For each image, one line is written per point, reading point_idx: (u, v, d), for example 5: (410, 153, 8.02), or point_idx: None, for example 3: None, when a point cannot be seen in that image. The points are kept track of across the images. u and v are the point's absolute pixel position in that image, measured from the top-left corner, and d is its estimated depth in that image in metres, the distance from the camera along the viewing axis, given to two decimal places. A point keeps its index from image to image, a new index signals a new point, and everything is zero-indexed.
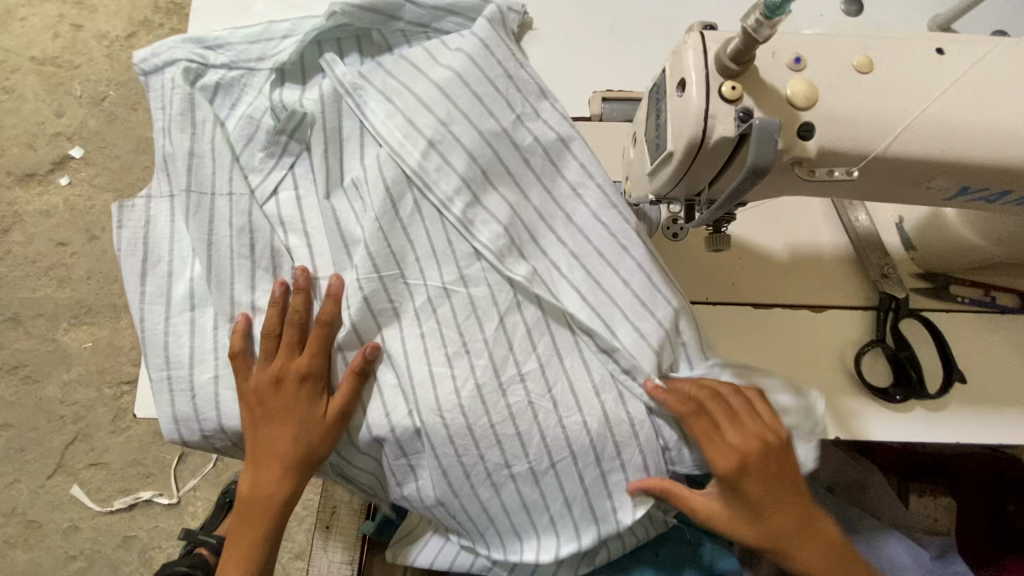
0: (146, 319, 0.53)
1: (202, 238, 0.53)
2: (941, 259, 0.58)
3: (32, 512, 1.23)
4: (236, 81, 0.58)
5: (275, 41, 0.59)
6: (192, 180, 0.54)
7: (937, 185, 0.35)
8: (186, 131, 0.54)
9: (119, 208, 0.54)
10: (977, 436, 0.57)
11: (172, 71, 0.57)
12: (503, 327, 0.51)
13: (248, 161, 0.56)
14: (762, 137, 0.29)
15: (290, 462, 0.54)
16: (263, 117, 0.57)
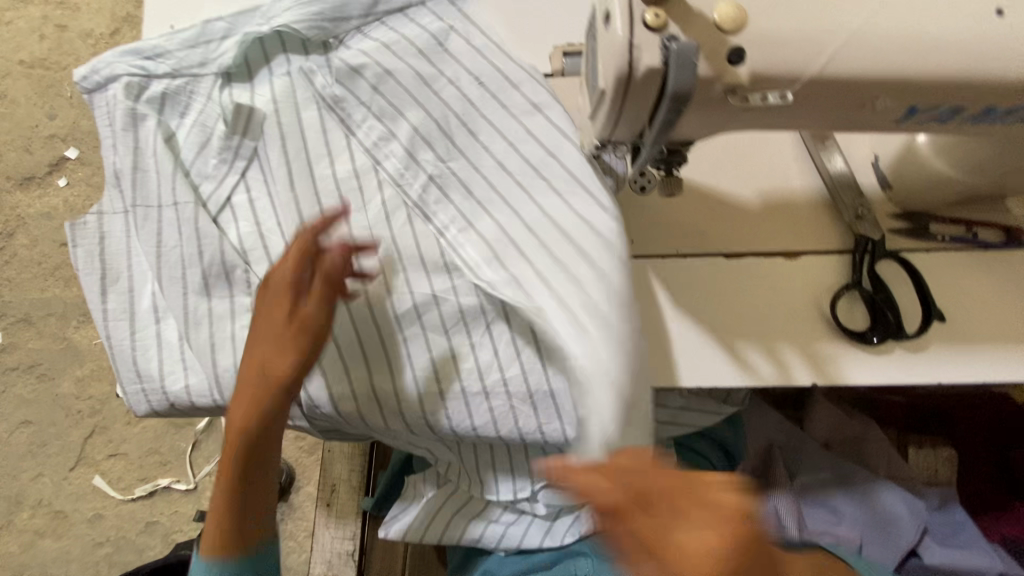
0: (115, 335, 0.56)
1: (153, 250, 0.56)
2: (916, 196, 0.56)
3: (58, 504, 1.27)
4: (182, 89, 0.59)
5: (214, 43, 0.59)
6: (140, 196, 0.56)
7: (881, 106, 0.34)
8: (130, 145, 0.57)
9: (72, 228, 0.57)
10: (960, 375, 0.56)
11: (114, 87, 0.58)
12: (490, 335, 0.55)
13: (200, 169, 0.58)
14: (682, 62, 0.30)
15: (269, 380, 0.51)
16: (215, 124, 0.58)
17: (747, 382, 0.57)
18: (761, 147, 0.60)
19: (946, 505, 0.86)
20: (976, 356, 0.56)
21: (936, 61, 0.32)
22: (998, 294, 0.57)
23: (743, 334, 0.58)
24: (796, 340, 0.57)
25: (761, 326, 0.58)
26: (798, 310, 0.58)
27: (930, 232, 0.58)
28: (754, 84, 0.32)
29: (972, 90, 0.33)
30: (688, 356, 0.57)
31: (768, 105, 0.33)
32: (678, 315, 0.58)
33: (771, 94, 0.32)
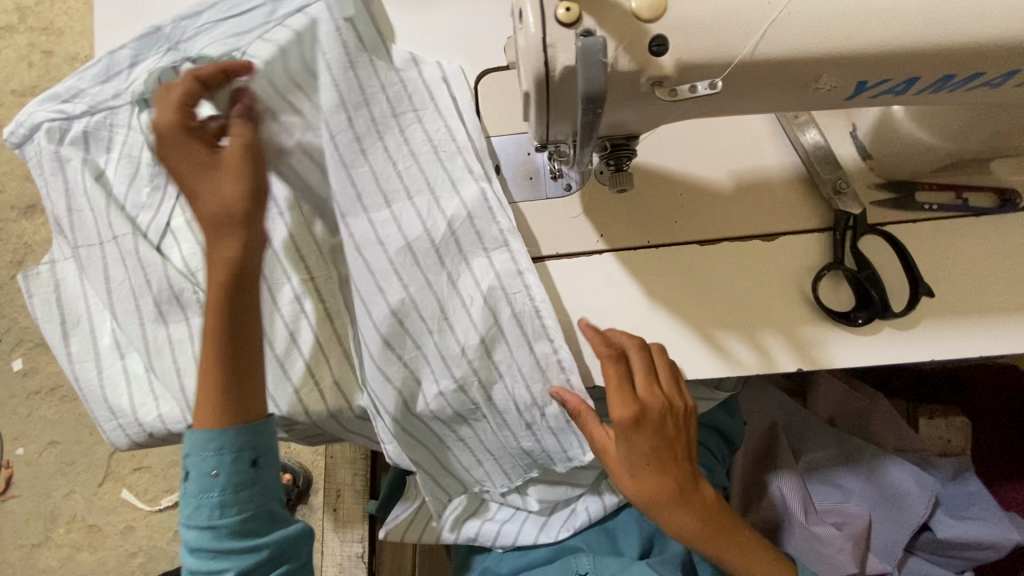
0: (82, 375, 0.57)
1: (101, 289, 0.56)
2: (897, 165, 0.53)
3: (90, 518, 1.32)
4: (103, 124, 0.57)
5: (123, 72, 0.56)
6: (80, 237, 0.56)
7: (826, 85, 0.31)
8: (61, 187, 0.56)
9: (24, 280, 0.57)
10: (952, 350, 0.53)
11: (37, 134, 0.56)
12: (444, 334, 0.53)
13: (136, 199, 0.58)
14: (589, 59, 0.27)
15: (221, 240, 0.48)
16: (142, 151, 0.58)
17: (728, 371, 0.55)
18: (731, 125, 0.57)
19: (957, 476, 0.84)
20: (969, 329, 0.53)
21: (880, 32, 0.29)
22: (992, 262, 0.54)
23: (719, 323, 0.55)
24: (777, 325, 0.55)
25: (740, 314, 0.55)
26: (778, 294, 0.55)
27: (915, 201, 0.54)
28: (681, 74, 0.30)
29: (923, 60, 0.30)
30: (664, 349, 0.55)
31: (697, 96, 0.31)
32: (653, 309, 0.56)
33: (699, 84, 0.30)
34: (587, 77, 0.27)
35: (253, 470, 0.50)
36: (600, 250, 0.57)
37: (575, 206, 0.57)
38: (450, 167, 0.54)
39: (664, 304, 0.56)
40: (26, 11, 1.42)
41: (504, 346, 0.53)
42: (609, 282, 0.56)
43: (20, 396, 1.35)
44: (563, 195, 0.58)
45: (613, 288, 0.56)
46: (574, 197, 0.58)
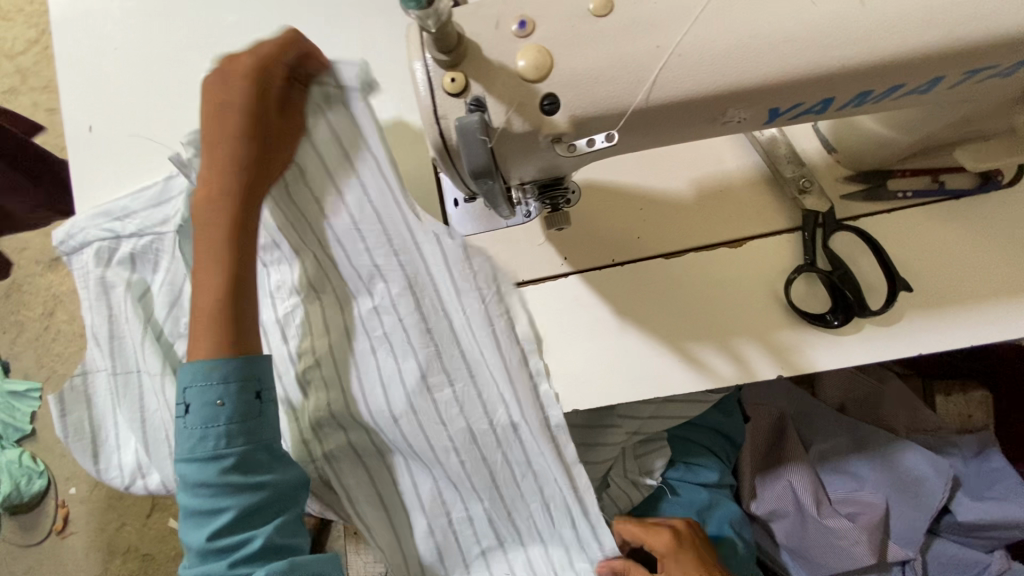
0: (111, 483, 0.64)
1: (136, 417, 0.63)
2: (863, 157, 0.50)
3: (144, 548, 1.40)
4: (149, 247, 0.63)
5: (176, 200, 0.62)
6: (119, 363, 0.63)
7: (734, 117, 0.30)
8: (105, 312, 0.63)
9: (58, 397, 0.62)
10: (940, 343, 0.51)
11: (87, 252, 0.62)
12: (490, 472, 0.59)
13: (173, 326, 0.64)
14: (468, 139, 0.26)
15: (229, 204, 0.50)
16: (187, 281, 0.63)
17: (706, 385, 0.54)
18: None
19: (982, 452, 0.81)
20: (955, 319, 0.51)
21: (775, 62, 0.28)
22: (976, 246, 0.51)
23: (691, 338, 0.54)
24: (753, 332, 0.54)
25: (711, 327, 0.54)
26: (752, 301, 0.54)
27: (888, 189, 0.52)
28: (577, 129, 0.29)
29: (832, 80, 0.29)
30: (637, 370, 0.55)
31: (597, 149, 0.30)
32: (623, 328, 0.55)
33: (596, 138, 0.30)
34: (471, 154, 0.27)
35: (258, 402, 0.52)
36: (564, 272, 0.56)
37: (535, 233, 0.57)
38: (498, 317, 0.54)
39: (633, 323, 0.55)
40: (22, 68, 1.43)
41: (535, 479, 0.59)
42: (576, 305, 0.56)
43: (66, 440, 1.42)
44: (523, 221, 0.56)
45: (581, 311, 0.56)
46: (534, 224, 0.57)
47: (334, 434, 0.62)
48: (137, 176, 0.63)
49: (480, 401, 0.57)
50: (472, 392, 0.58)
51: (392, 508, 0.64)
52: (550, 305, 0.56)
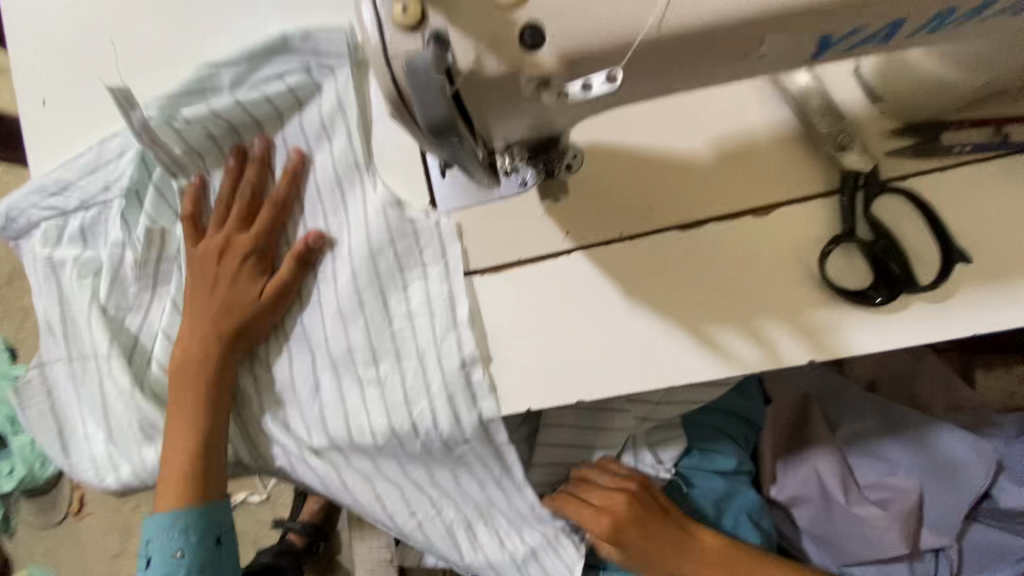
0: (83, 479, 0.59)
1: (97, 405, 0.58)
2: (914, 103, 0.43)
3: None
4: (97, 219, 0.57)
5: (113, 162, 0.55)
6: (75, 348, 0.58)
7: (773, 53, 0.24)
8: (55, 294, 0.57)
9: (18, 390, 0.59)
10: (1000, 322, 0.44)
11: (35, 234, 0.58)
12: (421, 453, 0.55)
13: (122, 299, 0.58)
14: (420, 84, 0.21)
15: (208, 373, 0.55)
16: (125, 249, 0.57)
17: (727, 372, 0.48)
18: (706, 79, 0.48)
19: None
20: (1018, 295, 0.44)
21: None
22: None
23: (711, 320, 0.48)
24: (782, 312, 0.47)
25: (732, 307, 0.48)
26: (781, 277, 0.47)
27: (941, 144, 0.44)
28: (569, 69, 0.23)
29: None
30: (648, 357, 0.49)
31: (596, 96, 0.23)
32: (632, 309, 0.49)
33: (594, 79, 0.23)
34: (425, 103, 0.22)
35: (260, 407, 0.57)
36: (566, 249, 0.50)
37: (533, 205, 0.50)
38: (443, 286, 0.51)
39: (646, 305, 0.49)
40: None
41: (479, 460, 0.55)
42: (576, 285, 0.50)
43: None
44: (518, 191, 0.50)
45: (585, 293, 0.50)
46: (531, 195, 0.50)
47: (254, 412, 0.57)
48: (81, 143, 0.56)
49: (404, 386, 0.52)
50: (394, 375, 0.52)
51: (332, 493, 0.59)
52: (536, 283, 0.50)
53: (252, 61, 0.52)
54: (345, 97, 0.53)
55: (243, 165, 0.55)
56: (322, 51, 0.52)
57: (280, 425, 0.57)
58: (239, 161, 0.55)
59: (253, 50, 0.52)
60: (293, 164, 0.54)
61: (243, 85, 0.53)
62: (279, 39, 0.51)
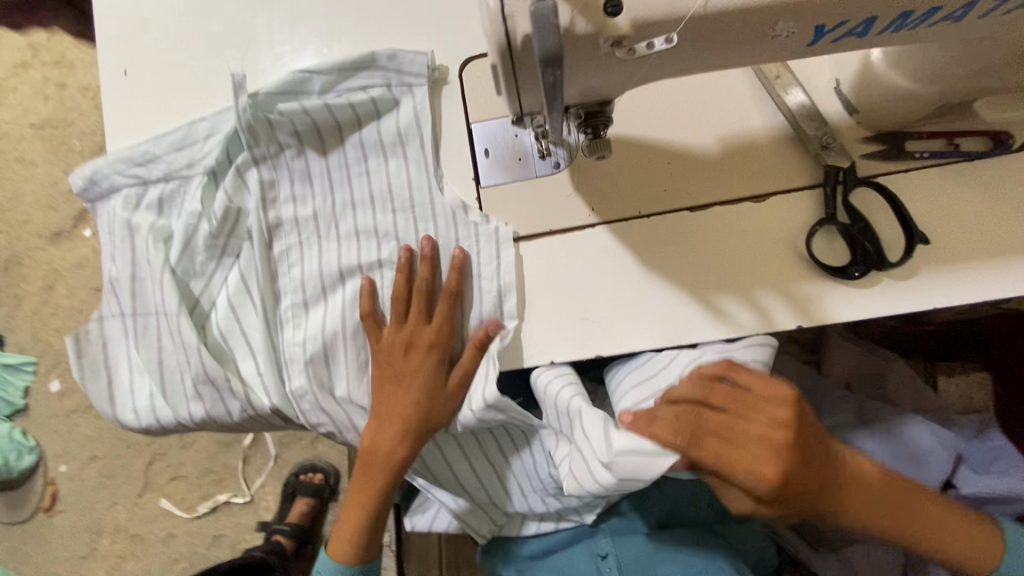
0: (128, 425, 0.63)
1: (152, 359, 0.61)
2: (882, 118, 0.52)
3: (134, 527, 1.42)
4: (176, 192, 0.62)
5: (199, 144, 0.61)
6: (138, 306, 0.61)
7: (783, 32, 0.32)
8: (128, 255, 0.61)
9: (77, 339, 0.62)
10: (953, 296, 0.53)
11: (114, 198, 0.62)
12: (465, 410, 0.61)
13: (189, 266, 0.62)
14: (540, 25, 0.28)
15: (410, 424, 0.59)
16: (198, 221, 0.61)
17: (726, 334, 0.55)
18: (710, 89, 0.57)
19: (981, 432, 0.83)
20: (967, 274, 0.53)
21: None
22: (989, 206, 0.53)
23: (714, 288, 0.56)
24: (775, 284, 0.55)
25: (732, 277, 0.56)
26: (774, 254, 0.55)
27: (905, 150, 0.54)
28: (637, 33, 0.31)
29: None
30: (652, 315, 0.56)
31: (656, 53, 0.32)
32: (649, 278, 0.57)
33: (655, 41, 0.31)
34: (541, 41, 0.29)
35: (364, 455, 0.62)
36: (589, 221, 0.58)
37: (565, 184, 0.58)
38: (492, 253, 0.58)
39: (659, 274, 0.57)
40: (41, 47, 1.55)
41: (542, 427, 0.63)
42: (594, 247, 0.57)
43: (60, 415, 1.46)
44: (552, 173, 0.58)
45: (602, 259, 0.57)
46: (563, 175, 0.58)
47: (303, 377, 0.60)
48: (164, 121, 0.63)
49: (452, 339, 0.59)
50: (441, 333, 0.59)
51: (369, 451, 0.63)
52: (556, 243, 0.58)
53: (342, 73, 0.59)
54: (421, 112, 0.59)
55: (319, 161, 0.61)
56: (405, 71, 0.59)
57: (319, 392, 0.60)
58: (316, 158, 0.61)
59: (345, 64, 0.59)
60: (365, 164, 0.60)
61: (331, 92, 0.60)
62: (371, 58, 0.59)
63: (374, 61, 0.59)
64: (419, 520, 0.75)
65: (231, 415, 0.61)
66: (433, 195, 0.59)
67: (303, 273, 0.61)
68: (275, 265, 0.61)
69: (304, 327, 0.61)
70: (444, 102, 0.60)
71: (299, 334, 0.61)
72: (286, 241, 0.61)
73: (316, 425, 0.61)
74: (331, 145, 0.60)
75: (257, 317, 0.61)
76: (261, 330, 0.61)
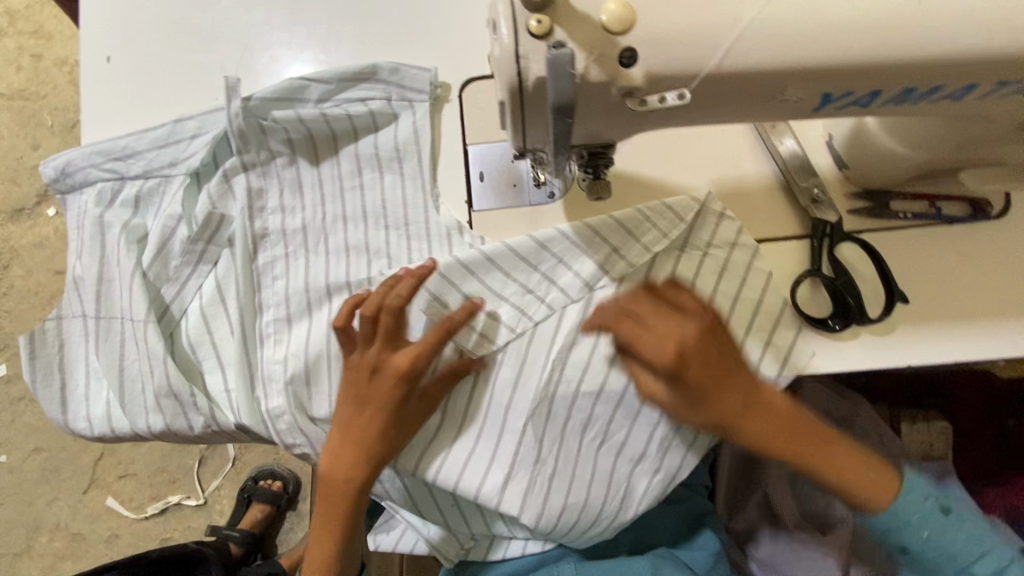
0: (81, 433, 0.59)
1: (114, 365, 0.57)
2: (872, 177, 0.53)
3: (74, 526, 1.35)
4: (155, 191, 0.60)
5: (184, 143, 0.58)
6: (104, 308, 0.58)
7: (793, 97, 0.32)
8: (97, 254, 0.58)
9: (30, 338, 0.57)
10: (928, 357, 0.54)
11: (88, 191, 0.59)
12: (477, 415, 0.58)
13: (161, 270, 0.59)
14: (557, 72, 0.28)
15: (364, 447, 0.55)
16: (177, 225, 0.59)
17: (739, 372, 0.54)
18: (707, 132, 0.58)
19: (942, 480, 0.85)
20: (944, 334, 0.54)
21: (843, 44, 0.30)
22: (965, 269, 0.55)
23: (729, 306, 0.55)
24: (756, 331, 0.55)
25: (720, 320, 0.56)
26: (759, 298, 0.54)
27: (890, 209, 0.55)
28: (652, 85, 0.31)
29: (890, 72, 0.31)
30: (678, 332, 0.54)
31: (668, 107, 0.31)
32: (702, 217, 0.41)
33: (669, 95, 0.31)
34: (556, 88, 0.29)
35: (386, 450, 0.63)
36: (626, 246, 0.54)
37: (557, 213, 0.57)
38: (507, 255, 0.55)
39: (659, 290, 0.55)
40: (17, 15, 1.50)
41: None
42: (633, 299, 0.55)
43: (4, 402, 1.39)
44: (546, 202, 0.58)
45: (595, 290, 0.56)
46: (557, 206, 0.57)
47: (278, 396, 0.57)
48: (148, 115, 0.60)
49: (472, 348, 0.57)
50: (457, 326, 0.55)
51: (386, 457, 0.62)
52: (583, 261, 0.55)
53: (342, 83, 0.58)
54: (421, 129, 0.58)
55: (310, 171, 0.59)
56: (406, 86, 0.58)
57: (297, 410, 0.57)
58: (307, 168, 0.59)
59: (345, 75, 0.58)
60: (358, 178, 0.59)
61: (329, 101, 0.58)
62: (372, 71, 0.58)
63: (374, 74, 0.58)
64: (381, 540, 0.72)
65: (194, 430, 0.58)
66: (428, 217, 0.58)
67: (287, 286, 0.58)
68: (257, 277, 0.58)
69: (287, 349, 0.57)
70: (445, 121, 0.59)
71: (278, 349, 0.57)
72: (272, 252, 0.59)
73: (291, 446, 0.58)
74: (324, 155, 0.59)
75: (235, 321, 0.59)
76: (237, 346, 0.58)
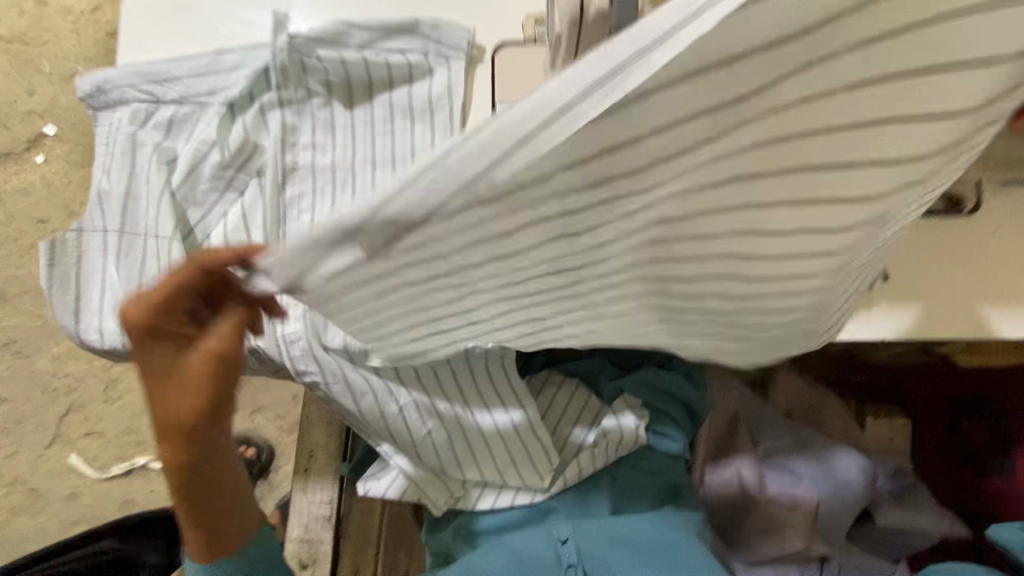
0: (90, 345, 0.59)
1: (132, 278, 0.58)
2: None
3: (33, 481, 1.31)
4: (189, 117, 0.61)
5: (223, 74, 0.61)
6: (127, 223, 0.59)
7: None
8: (126, 170, 0.59)
9: (51, 245, 0.58)
10: (899, 332, 0.59)
11: (121, 110, 0.60)
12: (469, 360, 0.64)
13: (189, 194, 0.61)
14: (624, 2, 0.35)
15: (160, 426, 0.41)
16: (209, 151, 0.60)
17: None
18: None
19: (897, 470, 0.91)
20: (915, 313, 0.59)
21: None
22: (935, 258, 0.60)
23: None
24: None
25: None
26: None
27: None
28: None
29: None
30: None
31: None
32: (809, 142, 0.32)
33: None
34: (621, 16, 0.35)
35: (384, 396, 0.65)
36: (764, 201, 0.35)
37: None
38: None
39: None
40: None
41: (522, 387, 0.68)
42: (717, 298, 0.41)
43: None
44: None
45: None
46: None
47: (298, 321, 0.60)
48: (188, 45, 0.62)
49: None
50: None
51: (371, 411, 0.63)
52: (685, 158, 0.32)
53: (383, 33, 0.61)
54: (454, 83, 0.62)
55: (344, 114, 0.62)
56: (444, 43, 0.62)
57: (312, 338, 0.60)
58: (341, 111, 0.62)
59: (388, 24, 0.61)
60: (390, 124, 0.62)
61: (369, 49, 0.62)
62: (413, 26, 0.62)
63: (415, 29, 0.62)
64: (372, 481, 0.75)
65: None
66: None
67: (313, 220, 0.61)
68: (284, 209, 0.61)
69: None
70: (477, 79, 0.63)
71: None
72: (300, 186, 0.61)
73: (301, 372, 0.62)
74: (359, 100, 0.62)
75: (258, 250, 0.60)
76: None
